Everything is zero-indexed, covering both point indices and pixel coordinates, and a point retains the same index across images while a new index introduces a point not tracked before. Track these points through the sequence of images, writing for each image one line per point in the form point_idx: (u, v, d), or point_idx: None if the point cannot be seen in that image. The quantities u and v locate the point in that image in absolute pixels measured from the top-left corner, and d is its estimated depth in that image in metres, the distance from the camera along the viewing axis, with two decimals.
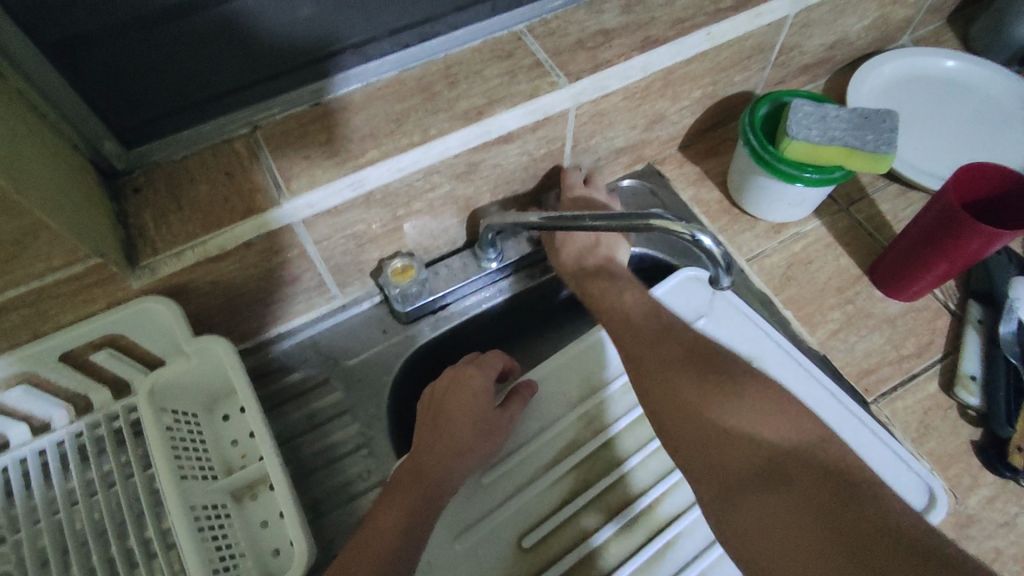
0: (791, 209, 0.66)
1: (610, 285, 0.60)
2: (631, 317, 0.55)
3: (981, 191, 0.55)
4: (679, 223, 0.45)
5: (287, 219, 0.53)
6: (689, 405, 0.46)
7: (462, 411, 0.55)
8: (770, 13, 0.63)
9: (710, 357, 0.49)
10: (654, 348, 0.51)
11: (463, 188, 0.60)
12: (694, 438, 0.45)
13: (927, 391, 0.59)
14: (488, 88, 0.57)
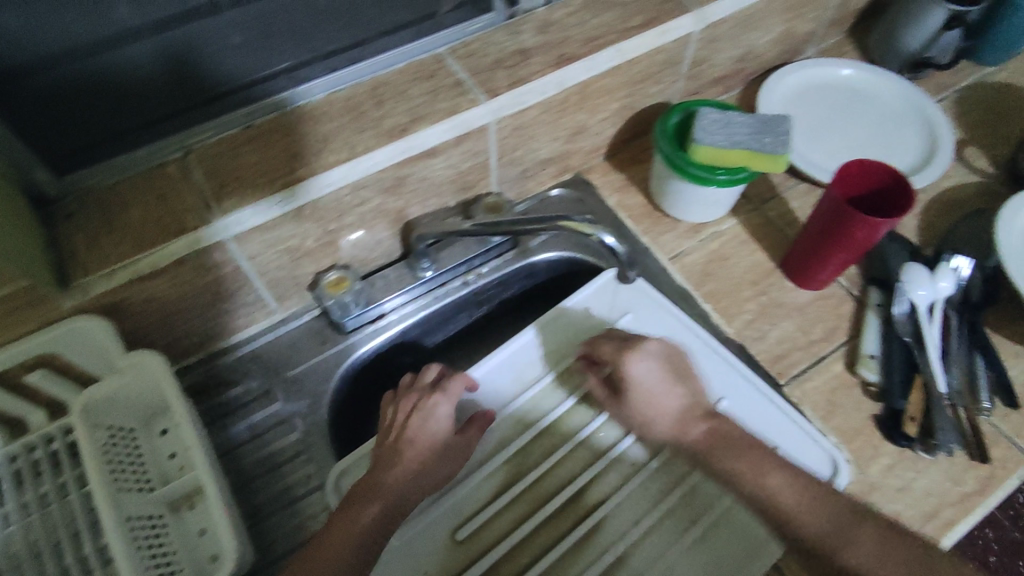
0: (707, 209, 0.71)
1: (748, 451, 0.53)
2: (795, 513, 0.49)
3: (858, 187, 0.60)
4: (586, 226, 0.58)
5: (220, 235, 0.55)
6: None
7: (426, 437, 0.57)
8: (675, 30, 0.68)
9: (904, 567, 0.46)
10: (842, 560, 0.47)
11: (394, 202, 0.63)
12: None
13: (832, 371, 0.63)
14: (412, 107, 0.61)
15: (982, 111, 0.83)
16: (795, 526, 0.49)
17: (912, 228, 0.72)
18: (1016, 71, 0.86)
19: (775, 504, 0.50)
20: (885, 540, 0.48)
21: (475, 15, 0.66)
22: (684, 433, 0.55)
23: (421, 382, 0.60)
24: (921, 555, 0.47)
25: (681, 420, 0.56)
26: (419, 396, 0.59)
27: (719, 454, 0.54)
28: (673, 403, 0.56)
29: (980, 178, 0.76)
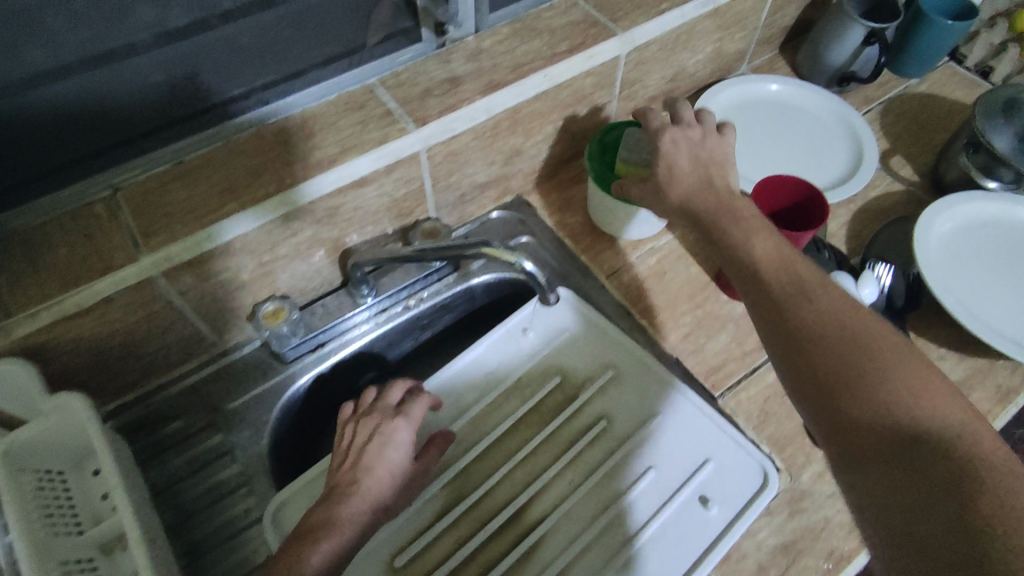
0: (642, 226, 0.72)
1: (739, 220, 0.52)
2: (762, 266, 0.49)
3: (779, 202, 0.63)
4: (506, 253, 0.61)
5: (215, 239, 0.56)
6: (830, 385, 0.44)
7: (383, 468, 0.53)
8: (602, 53, 0.70)
9: (852, 330, 0.45)
10: (794, 314, 0.46)
11: (328, 231, 0.64)
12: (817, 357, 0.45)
13: (766, 381, 0.65)
14: (342, 138, 0.61)
15: (907, 122, 0.86)
16: (758, 278, 0.49)
17: (840, 237, 0.75)
18: (937, 83, 0.91)
19: (751, 266, 0.50)
20: (851, 316, 0.45)
21: (404, 45, 0.67)
22: (689, 169, 0.56)
23: (383, 402, 0.58)
24: (879, 335, 0.44)
25: (698, 188, 0.55)
26: (379, 419, 0.56)
27: (720, 224, 0.52)
28: (689, 174, 0.56)
29: (905, 186, 0.79)
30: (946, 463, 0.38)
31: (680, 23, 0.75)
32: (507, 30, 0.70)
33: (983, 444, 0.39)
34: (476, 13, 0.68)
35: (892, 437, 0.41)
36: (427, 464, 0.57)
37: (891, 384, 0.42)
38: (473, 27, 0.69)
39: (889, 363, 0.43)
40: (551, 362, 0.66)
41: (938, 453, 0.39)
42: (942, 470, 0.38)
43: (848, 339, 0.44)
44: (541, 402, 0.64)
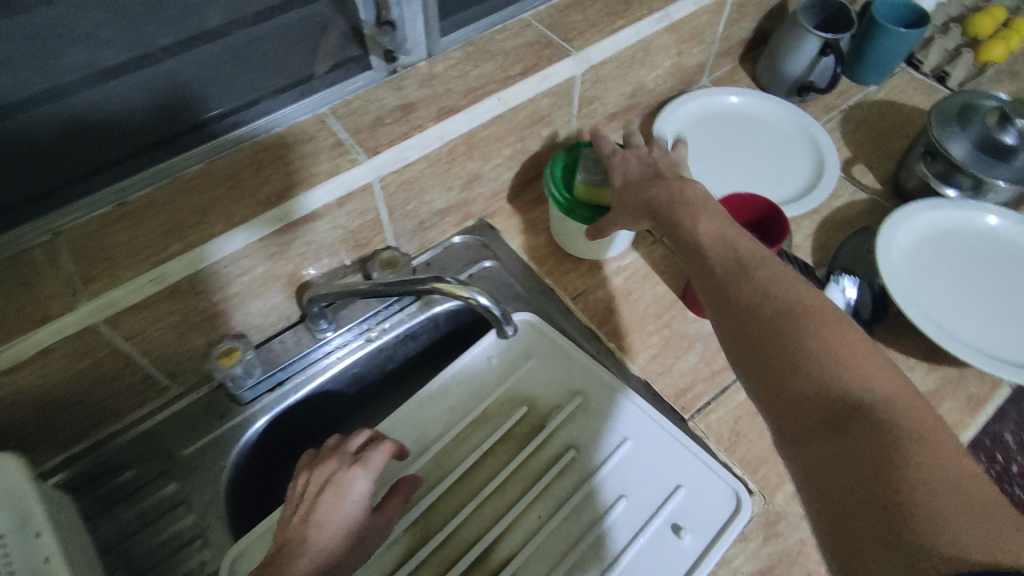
0: (605, 248, 0.71)
1: (687, 203, 0.53)
2: (707, 246, 0.49)
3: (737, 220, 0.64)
4: (459, 286, 0.56)
5: (209, 256, 0.55)
6: (764, 357, 0.43)
7: (336, 522, 0.50)
8: (557, 74, 0.69)
9: (788, 301, 0.44)
10: (734, 290, 0.46)
11: (283, 266, 0.62)
12: (751, 334, 0.44)
13: (736, 401, 0.64)
14: (292, 171, 0.59)
15: (867, 130, 0.87)
16: (702, 258, 0.49)
17: (806, 249, 0.75)
18: (895, 90, 0.91)
19: (696, 248, 0.50)
20: (788, 287, 0.45)
21: (353, 75, 0.65)
22: (638, 172, 0.59)
23: (343, 447, 0.55)
24: (815, 305, 0.43)
25: (652, 184, 0.56)
26: (336, 467, 0.53)
27: (672, 212, 0.53)
28: (640, 177, 0.58)
29: (868, 195, 0.80)
30: (872, 427, 0.37)
31: (635, 40, 0.74)
32: (459, 54, 0.69)
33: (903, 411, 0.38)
34: (426, 38, 0.67)
35: (822, 406, 0.40)
36: (389, 513, 0.54)
37: (823, 351, 0.41)
38: (425, 52, 0.68)
39: (823, 331, 0.42)
40: (516, 390, 0.65)
41: (866, 419, 0.38)
42: (867, 434, 0.37)
43: (779, 313, 0.43)
44: (507, 433, 0.62)
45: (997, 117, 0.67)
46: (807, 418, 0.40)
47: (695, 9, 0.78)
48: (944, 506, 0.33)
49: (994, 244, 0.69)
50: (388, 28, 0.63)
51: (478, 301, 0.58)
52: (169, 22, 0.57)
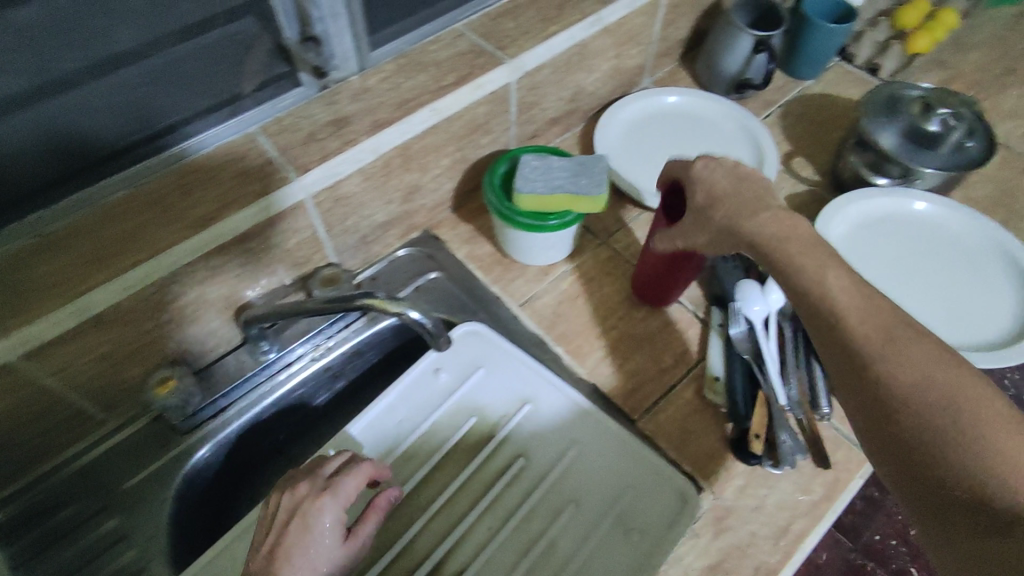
0: (548, 252, 0.71)
1: (806, 252, 0.47)
2: (846, 314, 0.43)
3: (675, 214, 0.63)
4: (391, 303, 0.54)
5: (149, 275, 0.53)
6: (919, 457, 0.38)
7: (304, 557, 0.48)
8: (491, 83, 0.69)
9: (953, 394, 0.38)
10: (879, 368, 0.41)
11: (217, 289, 0.60)
12: (897, 423, 0.39)
13: (685, 398, 0.64)
14: (220, 193, 0.58)
15: (806, 123, 0.88)
16: (840, 326, 0.43)
17: None
18: (831, 82, 0.93)
19: (831, 307, 0.44)
20: (948, 374, 0.39)
21: (280, 91, 0.64)
22: (727, 189, 0.53)
23: (318, 472, 0.52)
24: (980, 397, 0.38)
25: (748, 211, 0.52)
26: (306, 494, 0.51)
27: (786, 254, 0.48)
28: (729, 194, 0.53)
29: (808, 186, 0.81)
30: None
31: (569, 45, 0.74)
32: (392, 66, 0.69)
33: None
34: (356, 52, 0.66)
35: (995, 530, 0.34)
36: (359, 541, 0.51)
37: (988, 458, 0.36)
38: (356, 66, 0.67)
39: (999, 434, 0.36)
40: (466, 403, 0.64)
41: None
42: None
43: (944, 407, 0.38)
44: (456, 447, 0.62)
45: (920, 108, 0.71)
46: (967, 531, 0.36)
47: (629, 12, 0.78)
48: None
49: (928, 229, 0.71)
50: (312, 43, 0.63)
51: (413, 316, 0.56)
52: (79, 45, 0.53)
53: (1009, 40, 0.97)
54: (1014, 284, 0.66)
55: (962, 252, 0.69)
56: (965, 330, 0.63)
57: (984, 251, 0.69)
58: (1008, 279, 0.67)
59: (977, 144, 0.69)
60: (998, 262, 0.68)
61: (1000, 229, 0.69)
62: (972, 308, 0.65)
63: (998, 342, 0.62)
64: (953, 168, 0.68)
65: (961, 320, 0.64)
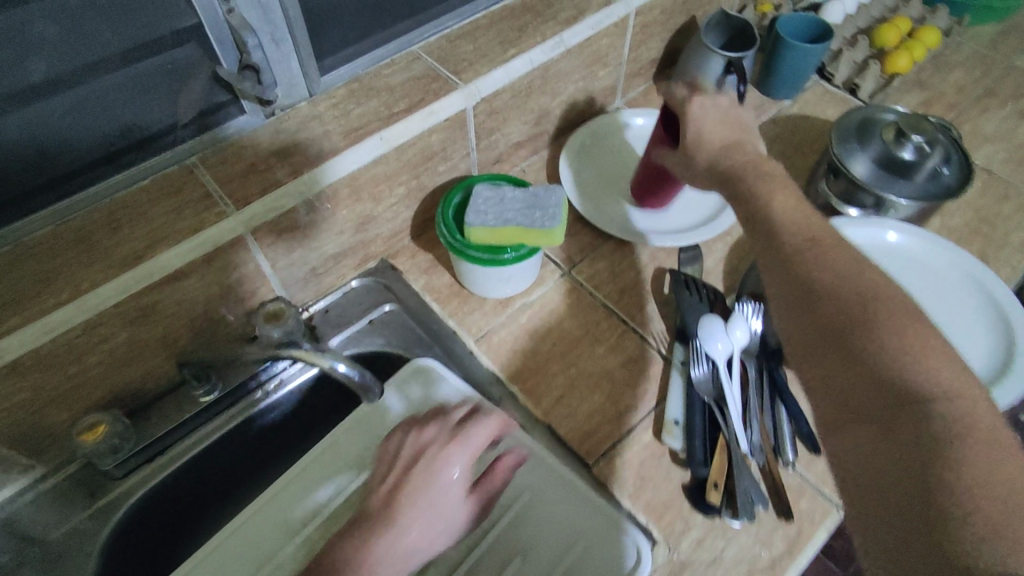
0: (503, 285, 0.68)
1: (760, 177, 0.52)
2: (781, 225, 0.48)
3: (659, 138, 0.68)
4: (314, 355, 0.51)
5: (68, 319, 0.51)
6: (821, 340, 0.43)
7: (427, 498, 0.50)
8: (445, 109, 0.66)
9: (859, 288, 0.44)
10: (802, 265, 0.46)
11: (149, 330, 0.57)
12: (807, 312, 0.45)
13: (642, 442, 0.61)
14: (150, 229, 0.55)
15: (781, 146, 0.86)
16: (773, 232, 0.49)
17: (716, 273, 0.73)
18: (808, 103, 0.90)
19: (769, 216, 0.49)
20: (854, 271, 0.45)
21: (225, 119, 0.62)
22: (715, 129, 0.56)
23: (445, 418, 0.55)
24: (881, 289, 0.43)
25: (729, 144, 0.55)
26: (434, 438, 0.53)
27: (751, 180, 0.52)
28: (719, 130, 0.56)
29: None
30: (925, 431, 0.37)
31: (529, 69, 0.71)
32: (343, 91, 0.66)
33: (969, 415, 0.37)
34: (303, 77, 0.64)
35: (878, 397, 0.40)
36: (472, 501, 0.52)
37: (886, 356, 0.40)
38: (306, 91, 0.65)
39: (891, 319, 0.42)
40: None
41: (921, 410, 0.38)
42: (923, 430, 0.37)
43: (852, 298, 0.43)
44: None
45: (893, 133, 0.67)
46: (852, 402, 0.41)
47: (593, 33, 0.75)
48: (991, 520, 0.33)
49: (901, 262, 0.67)
50: (249, 71, 0.58)
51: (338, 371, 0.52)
52: None
53: (991, 59, 0.95)
54: (991, 322, 0.63)
55: (937, 286, 0.66)
56: None
57: (959, 286, 0.66)
58: (984, 316, 0.63)
59: (951, 172, 0.66)
60: (974, 298, 0.65)
61: (977, 267, 0.66)
62: None
63: None
64: (928, 198, 0.65)
65: None
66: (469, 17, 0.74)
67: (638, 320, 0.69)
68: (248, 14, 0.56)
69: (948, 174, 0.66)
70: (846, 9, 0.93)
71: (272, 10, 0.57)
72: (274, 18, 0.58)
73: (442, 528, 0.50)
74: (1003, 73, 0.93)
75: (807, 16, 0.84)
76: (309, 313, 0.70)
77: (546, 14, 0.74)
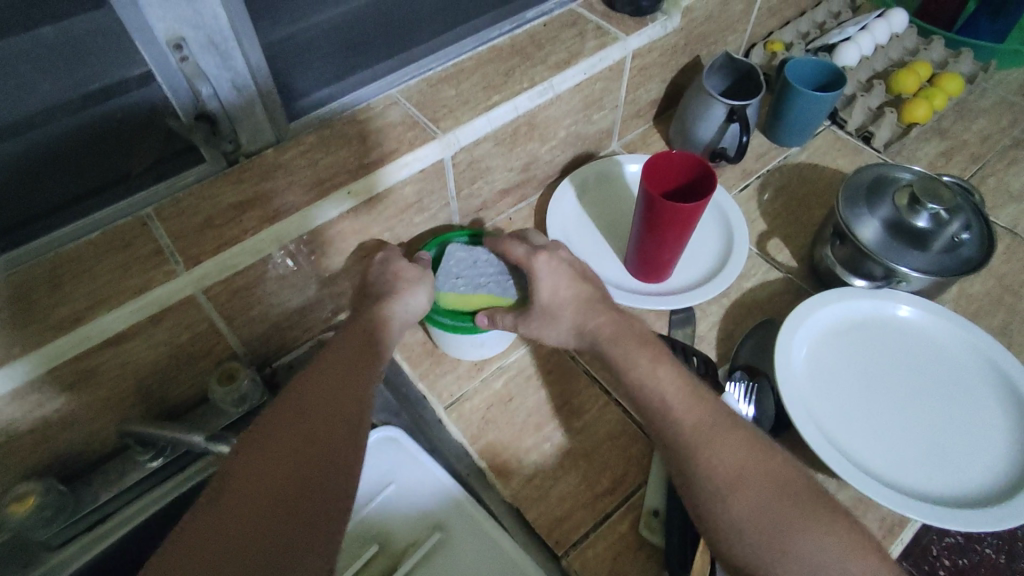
0: (478, 348, 0.63)
1: (643, 347, 0.53)
2: (674, 408, 0.48)
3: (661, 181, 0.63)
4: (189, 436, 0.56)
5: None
6: (748, 546, 0.43)
7: (386, 266, 0.58)
8: (419, 161, 0.62)
9: (767, 476, 0.45)
10: (708, 458, 0.46)
11: (91, 394, 0.54)
12: (729, 512, 0.44)
13: (618, 532, 0.56)
14: (94, 288, 0.51)
15: (787, 198, 0.80)
16: (670, 416, 0.48)
17: (710, 340, 0.67)
18: (818, 151, 0.85)
19: (663, 398, 0.49)
20: (756, 459, 0.46)
21: (184, 167, 0.58)
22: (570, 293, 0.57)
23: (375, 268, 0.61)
24: (784, 477, 0.45)
25: (582, 304, 0.57)
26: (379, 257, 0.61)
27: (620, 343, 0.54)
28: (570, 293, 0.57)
29: (782, 274, 0.73)
30: None
31: (514, 116, 0.67)
32: (312, 138, 0.62)
33: None
34: (270, 121, 0.59)
35: None
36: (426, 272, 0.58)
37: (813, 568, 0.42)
38: (272, 137, 0.60)
39: (800, 517, 0.43)
40: (372, 523, 0.59)
41: None
42: None
43: (764, 488, 0.44)
44: None
45: (908, 197, 0.61)
46: None
47: (586, 78, 0.70)
48: None
49: (910, 341, 0.62)
50: (204, 121, 0.56)
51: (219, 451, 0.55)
52: None
53: (1019, 107, 0.89)
54: (1008, 414, 0.57)
55: (948, 371, 0.60)
56: (947, 474, 0.54)
57: (975, 373, 0.59)
58: (1001, 406, 0.57)
59: (970, 240, 0.60)
60: (992, 389, 0.58)
61: (991, 345, 0.60)
62: (957, 444, 0.56)
63: (988, 493, 0.52)
64: (943, 272, 0.59)
65: (941, 461, 0.55)
66: (454, 58, 0.70)
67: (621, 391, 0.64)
68: (203, 62, 0.52)
69: (966, 242, 0.60)
70: (862, 52, 0.87)
71: (231, 57, 0.53)
72: (234, 65, 0.53)
73: (418, 287, 0.57)
74: None
75: (816, 62, 0.79)
76: (273, 367, 0.68)
77: (536, 57, 0.70)
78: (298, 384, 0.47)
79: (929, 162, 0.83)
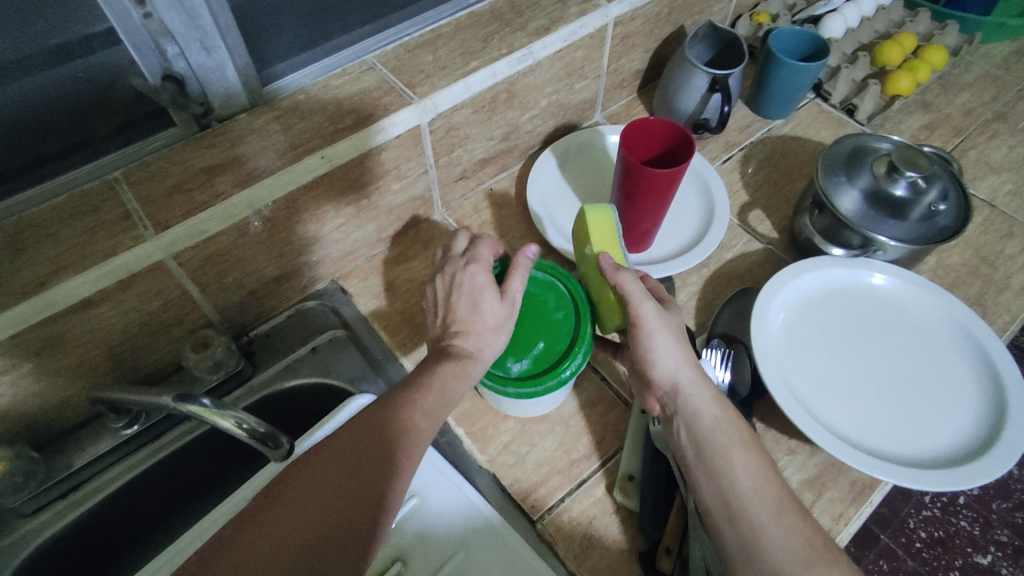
0: (507, 405, 0.58)
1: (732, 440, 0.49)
2: (743, 501, 0.46)
3: (644, 147, 0.63)
4: (217, 413, 0.50)
5: None
6: None
7: (470, 293, 0.53)
8: (395, 127, 0.61)
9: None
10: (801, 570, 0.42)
11: (59, 360, 0.53)
12: None
13: (593, 497, 0.56)
14: (58, 252, 0.50)
15: (770, 169, 0.80)
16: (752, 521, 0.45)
17: (688, 309, 0.67)
18: (802, 124, 0.84)
19: (729, 491, 0.46)
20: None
21: (153, 131, 0.56)
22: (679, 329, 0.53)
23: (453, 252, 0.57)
24: None
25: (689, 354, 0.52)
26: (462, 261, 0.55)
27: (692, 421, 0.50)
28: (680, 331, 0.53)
29: (762, 244, 0.73)
30: None
31: (493, 83, 0.65)
32: (287, 103, 0.61)
33: None
34: (242, 84, 0.58)
35: None
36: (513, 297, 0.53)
37: None
38: (245, 101, 0.59)
39: None
40: None
41: None
42: None
43: None
44: None
45: (886, 167, 0.61)
46: None
47: (565, 45, 0.69)
48: None
49: (885, 309, 0.63)
50: (172, 82, 0.53)
51: (244, 429, 0.51)
52: None
53: (1003, 81, 0.88)
54: (980, 381, 0.57)
55: (923, 339, 0.60)
56: (917, 438, 0.54)
57: (947, 340, 0.60)
58: (973, 374, 0.58)
59: (949, 210, 0.60)
60: (965, 355, 0.59)
61: (965, 312, 0.60)
62: (926, 409, 0.56)
63: (955, 455, 0.53)
64: (921, 241, 0.59)
65: (912, 426, 0.55)
66: (432, 24, 0.68)
67: (599, 359, 0.64)
68: (170, 20, 0.50)
69: (944, 212, 0.60)
70: (847, 24, 0.87)
71: (199, 15, 0.51)
72: (201, 25, 0.51)
73: (491, 332, 0.52)
74: (1016, 97, 0.87)
75: (802, 31, 0.78)
76: (250, 335, 0.68)
77: (515, 23, 0.69)
78: (339, 439, 0.45)
79: (912, 135, 0.82)
